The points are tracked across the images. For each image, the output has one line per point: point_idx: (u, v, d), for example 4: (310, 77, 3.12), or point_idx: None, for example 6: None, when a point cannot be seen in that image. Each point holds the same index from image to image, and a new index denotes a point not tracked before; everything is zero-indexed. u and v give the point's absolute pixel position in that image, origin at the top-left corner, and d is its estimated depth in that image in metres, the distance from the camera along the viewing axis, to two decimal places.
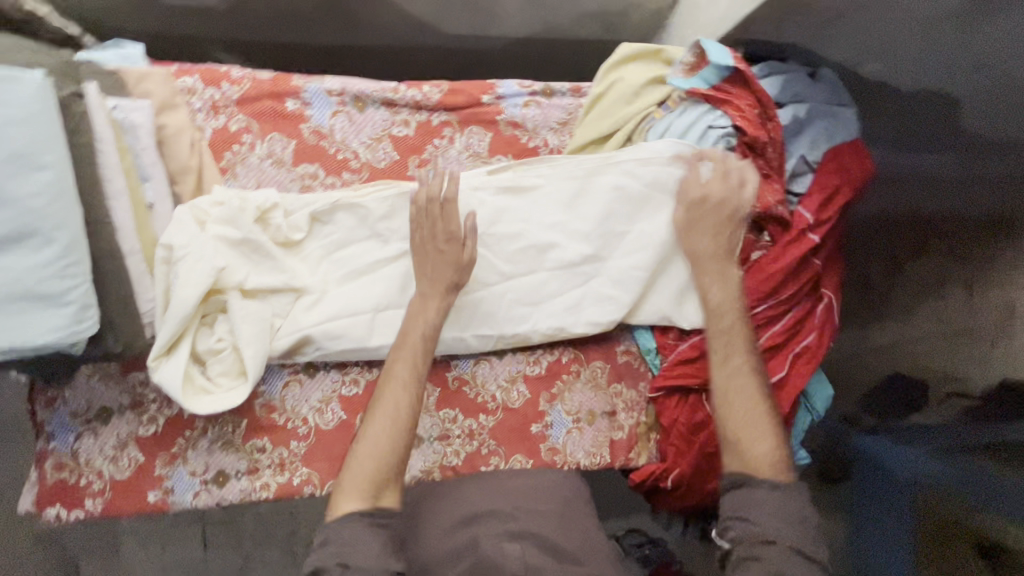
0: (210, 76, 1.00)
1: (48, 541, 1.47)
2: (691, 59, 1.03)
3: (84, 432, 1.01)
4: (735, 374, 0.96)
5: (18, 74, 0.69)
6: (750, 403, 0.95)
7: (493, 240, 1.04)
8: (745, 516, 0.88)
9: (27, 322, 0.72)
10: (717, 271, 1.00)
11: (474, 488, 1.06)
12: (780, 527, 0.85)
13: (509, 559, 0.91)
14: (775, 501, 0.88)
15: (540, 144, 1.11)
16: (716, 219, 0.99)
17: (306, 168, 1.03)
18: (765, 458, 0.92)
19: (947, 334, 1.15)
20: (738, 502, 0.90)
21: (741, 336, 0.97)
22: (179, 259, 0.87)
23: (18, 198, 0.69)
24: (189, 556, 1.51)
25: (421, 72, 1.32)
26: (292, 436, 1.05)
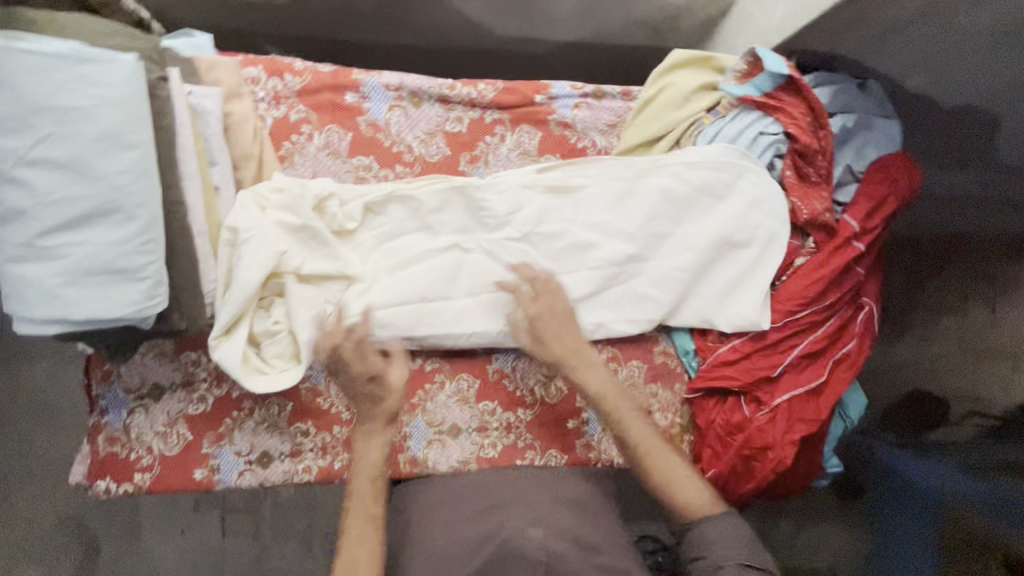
0: (274, 67, 1.03)
1: (76, 520, 1.53)
2: (743, 67, 1.05)
3: (136, 408, 1.03)
4: (649, 450, 0.96)
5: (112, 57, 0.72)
6: (673, 463, 0.96)
7: (539, 237, 1.06)
8: (699, 554, 0.90)
9: (101, 296, 0.74)
10: (584, 361, 1.00)
11: (479, 487, 1.04)
12: (731, 551, 0.88)
13: (531, 544, 0.85)
14: (720, 529, 0.91)
15: (588, 145, 1.13)
16: (564, 318, 1.01)
17: (361, 160, 1.05)
18: (697, 502, 0.93)
19: (969, 354, 1.13)
20: (692, 544, 0.91)
21: (625, 406, 0.98)
22: (243, 242, 0.90)
23: (104, 175, 0.72)
24: (208, 543, 1.55)
25: (466, 72, 1.35)
26: (335, 421, 1.07)
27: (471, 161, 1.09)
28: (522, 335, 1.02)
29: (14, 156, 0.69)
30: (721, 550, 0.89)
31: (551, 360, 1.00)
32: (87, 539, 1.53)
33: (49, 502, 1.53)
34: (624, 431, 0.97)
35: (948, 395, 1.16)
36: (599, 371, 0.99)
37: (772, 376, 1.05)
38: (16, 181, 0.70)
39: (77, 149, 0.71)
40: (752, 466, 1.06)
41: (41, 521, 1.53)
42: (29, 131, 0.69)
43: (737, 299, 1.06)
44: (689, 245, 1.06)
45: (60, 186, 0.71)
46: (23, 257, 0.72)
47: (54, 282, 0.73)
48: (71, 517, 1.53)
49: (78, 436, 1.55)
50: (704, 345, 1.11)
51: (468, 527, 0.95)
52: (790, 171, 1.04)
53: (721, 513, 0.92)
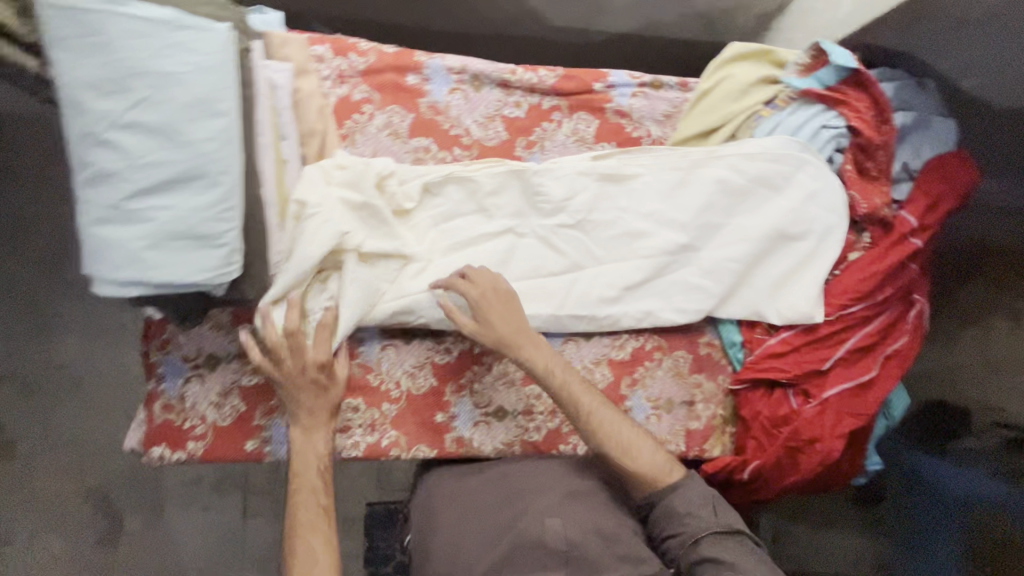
0: (339, 46, 1.04)
1: (99, 496, 1.55)
2: (806, 60, 1.07)
3: (192, 376, 1.04)
4: (603, 426, 0.99)
5: (206, 25, 0.74)
6: (628, 434, 1.00)
7: (591, 225, 1.07)
8: (673, 532, 0.97)
9: (178, 259, 0.76)
10: (531, 338, 1.00)
11: (482, 482, 1.08)
12: (701, 519, 0.95)
13: (550, 533, 0.99)
14: (687, 498, 0.97)
15: (644, 135, 1.14)
16: (504, 299, 1.00)
17: (420, 142, 1.06)
18: (655, 467, 1.00)
19: (985, 364, 1.20)
20: (663, 520, 0.98)
21: (574, 379, 1.00)
22: (309, 216, 0.92)
23: (193, 140, 0.74)
24: (231, 523, 1.57)
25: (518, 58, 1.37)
26: (384, 398, 1.08)
27: (528, 146, 1.10)
28: (460, 317, 0.98)
29: (108, 119, 0.71)
30: (692, 519, 0.96)
31: (496, 343, 0.98)
32: (112, 514, 1.55)
33: (76, 475, 1.55)
34: (578, 408, 0.99)
35: (966, 406, 1.22)
36: (544, 347, 1.00)
37: (823, 369, 1.07)
38: (108, 144, 0.72)
39: (169, 114, 0.72)
40: (798, 460, 1.07)
41: (68, 494, 1.54)
42: (125, 95, 0.71)
43: (788, 291, 1.08)
44: (741, 236, 1.07)
45: (150, 150, 0.73)
46: (109, 219, 0.74)
47: (138, 245, 0.74)
48: (97, 491, 1.55)
49: (108, 411, 1.56)
50: (751, 338, 1.12)
51: (487, 516, 1.05)
52: (850, 164, 1.07)
53: (679, 478, 1.00)
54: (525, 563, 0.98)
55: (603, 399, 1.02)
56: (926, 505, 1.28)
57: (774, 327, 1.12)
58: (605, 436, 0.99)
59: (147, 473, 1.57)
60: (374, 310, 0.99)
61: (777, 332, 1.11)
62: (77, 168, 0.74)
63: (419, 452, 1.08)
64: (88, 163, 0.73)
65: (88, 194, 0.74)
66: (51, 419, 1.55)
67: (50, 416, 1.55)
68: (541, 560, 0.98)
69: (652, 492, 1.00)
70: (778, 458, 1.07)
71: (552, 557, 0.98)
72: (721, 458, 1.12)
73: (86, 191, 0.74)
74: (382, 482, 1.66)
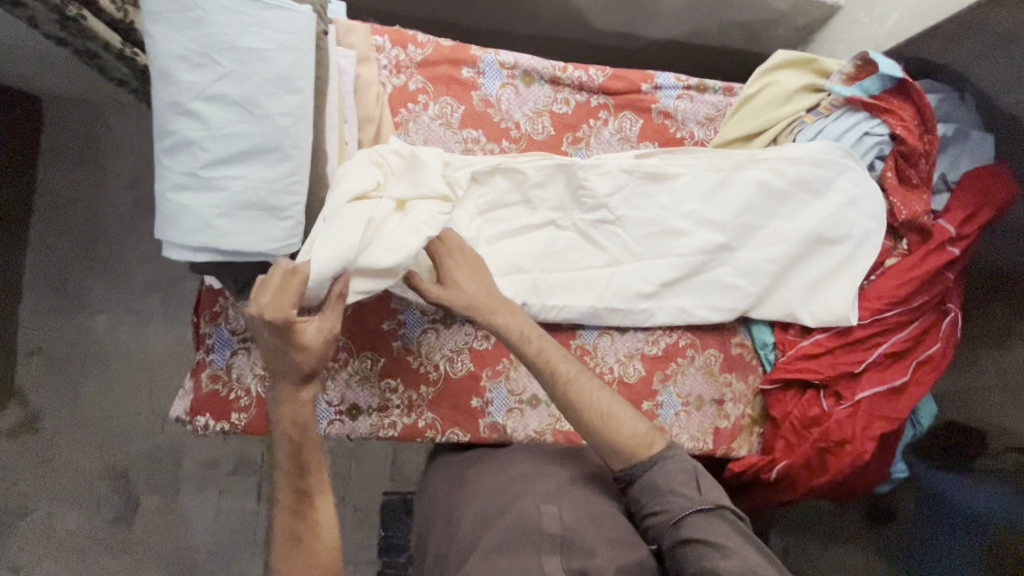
0: (398, 37, 1.08)
1: (117, 474, 1.56)
2: (850, 69, 1.11)
3: (239, 349, 1.06)
4: (581, 393, 0.91)
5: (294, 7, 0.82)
6: (608, 401, 0.92)
7: (629, 221, 1.09)
8: (655, 510, 0.88)
9: (249, 229, 0.80)
10: (503, 301, 0.95)
11: (484, 474, 1.03)
12: (684, 498, 0.86)
13: (546, 518, 0.89)
14: (671, 474, 0.88)
15: (686, 136, 1.19)
16: (472, 262, 0.96)
17: (470, 133, 1.10)
18: (636, 436, 0.91)
19: (1003, 388, 1.17)
20: (644, 498, 0.89)
21: (550, 346, 0.94)
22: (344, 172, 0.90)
23: (271, 115, 0.80)
24: (245, 508, 1.58)
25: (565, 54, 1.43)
26: (423, 380, 1.10)
27: (574, 142, 1.14)
28: (427, 285, 0.92)
29: (194, 90, 0.77)
30: (675, 496, 0.87)
31: (464, 306, 0.92)
32: (129, 492, 1.56)
33: (97, 452, 1.56)
34: (554, 374, 0.92)
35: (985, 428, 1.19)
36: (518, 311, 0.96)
37: (856, 371, 1.10)
38: (192, 113, 0.78)
39: (251, 89, 0.79)
40: (826, 459, 1.09)
41: (87, 470, 1.55)
42: (212, 68, 0.78)
43: (823, 293, 1.10)
44: (779, 239, 1.10)
45: (230, 122, 0.79)
46: (185, 185, 0.79)
47: (210, 213, 0.79)
48: (116, 469, 1.56)
49: (133, 389, 1.58)
50: (784, 340, 1.14)
51: (477, 498, 0.98)
52: (892, 172, 1.09)
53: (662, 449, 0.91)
54: (525, 547, 0.86)
55: (581, 368, 0.95)
56: (946, 524, 1.27)
57: (806, 329, 1.15)
58: (584, 402, 0.91)
59: (167, 453, 1.58)
60: (390, 251, 0.85)
61: (811, 335, 1.13)
62: (160, 137, 0.80)
63: (454, 434, 1.10)
64: (172, 132, 0.78)
65: (168, 162, 0.79)
66: (76, 394, 1.56)
67: (76, 392, 1.56)
68: (537, 545, 0.86)
69: (632, 464, 0.90)
70: (807, 456, 1.09)
71: (549, 541, 0.87)
72: (749, 457, 1.14)
73: (166, 159, 0.80)
74: (396, 475, 1.63)
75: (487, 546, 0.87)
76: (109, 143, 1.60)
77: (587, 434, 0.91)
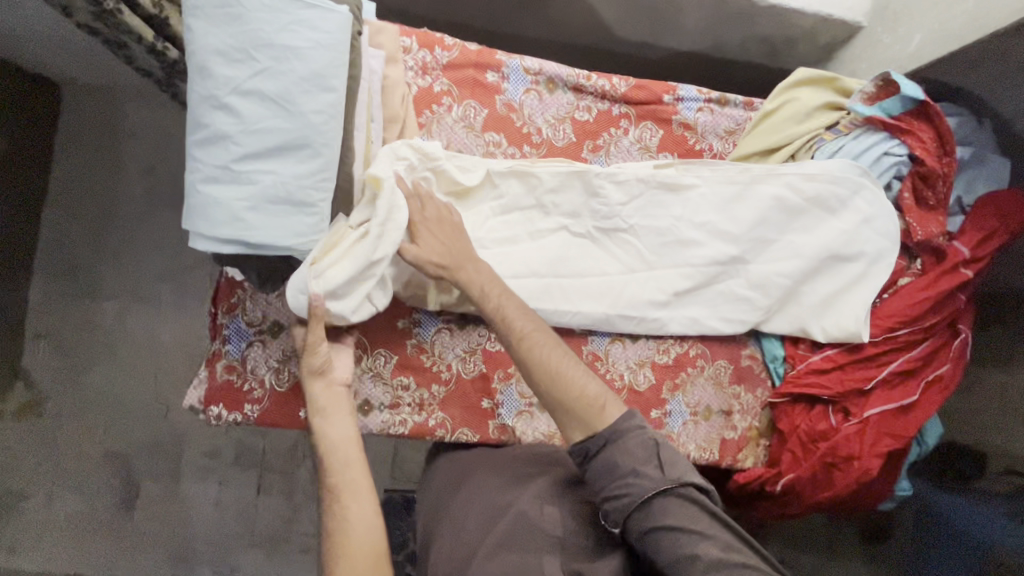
0: (425, 39, 1.09)
1: (118, 460, 1.57)
2: (871, 89, 1.11)
3: (254, 341, 1.07)
4: (533, 346, 0.89)
5: (332, 7, 0.84)
6: (563, 359, 0.89)
7: (644, 230, 1.10)
8: (617, 494, 0.80)
9: (278, 223, 0.82)
10: (468, 260, 0.95)
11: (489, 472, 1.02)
12: (648, 479, 0.79)
13: (548, 521, 0.90)
14: (630, 452, 0.81)
15: (705, 148, 1.21)
16: (447, 228, 0.96)
17: (492, 137, 1.11)
18: (589, 398, 0.86)
19: (1005, 410, 1.18)
20: (603, 480, 0.81)
21: (509, 303, 0.93)
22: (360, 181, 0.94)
23: (304, 112, 0.82)
24: (244, 498, 1.59)
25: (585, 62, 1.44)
26: (435, 380, 1.10)
27: (594, 150, 1.15)
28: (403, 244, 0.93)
29: (230, 84, 0.79)
30: (638, 478, 0.79)
31: (436, 261, 0.93)
32: (130, 478, 1.57)
33: (100, 438, 1.56)
34: (507, 330, 0.90)
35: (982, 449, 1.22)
36: (483, 270, 0.95)
37: (864, 389, 1.11)
38: (227, 107, 0.79)
39: (286, 85, 0.81)
40: (832, 475, 1.10)
41: (89, 455, 1.56)
42: (249, 63, 0.79)
43: (835, 309, 1.11)
44: (794, 254, 1.11)
45: (265, 117, 0.80)
46: (216, 178, 0.80)
47: (240, 206, 0.80)
48: (118, 456, 1.57)
49: (139, 377, 1.59)
50: (794, 354, 1.15)
51: (477, 497, 0.98)
52: (908, 192, 1.11)
53: (617, 419, 0.84)
54: (527, 547, 0.88)
55: (540, 326, 0.92)
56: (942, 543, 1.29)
57: (816, 344, 1.16)
58: (536, 360, 0.88)
59: (169, 442, 1.59)
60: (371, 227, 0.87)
61: (821, 350, 1.14)
62: (193, 129, 0.81)
63: (463, 435, 1.10)
64: (204, 125, 0.80)
65: (199, 155, 0.81)
66: (83, 379, 1.57)
67: (81, 376, 1.57)
68: (539, 547, 0.88)
69: (588, 435, 0.84)
70: (813, 471, 1.10)
71: (549, 541, 0.88)
72: (754, 469, 1.15)
73: (197, 151, 0.81)
74: (396, 472, 1.64)
75: (492, 544, 0.89)
76: (125, 131, 1.60)
77: (541, 396, 0.88)
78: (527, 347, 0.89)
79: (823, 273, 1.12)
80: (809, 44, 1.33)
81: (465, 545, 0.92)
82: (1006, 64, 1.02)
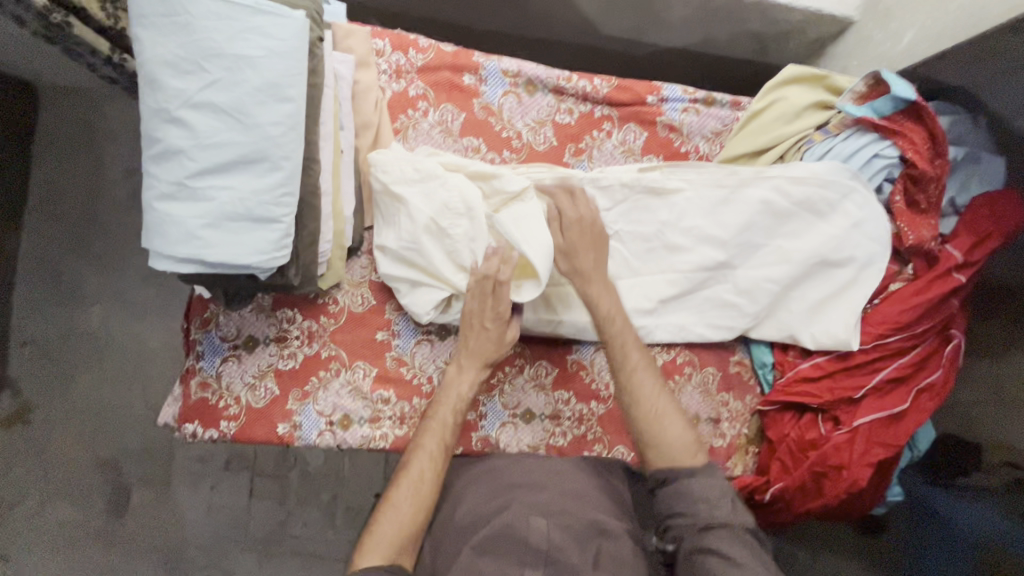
0: (399, 41, 1.06)
1: (109, 466, 1.54)
2: (861, 89, 1.08)
3: (229, 356, 1.03)
4: (646, 375, 0.94)
5: (287, 13, 0.80)
6: (664, 395, 0.94)
7: (628, 236, 1.06)
8: (682, 511, 0.85)
9: (238, 239, 0.78)
10: (604, 281, 0.97)
11: (474, 482, 0.98)
12: (717, 510, 0.84)
13: (534, 531, 0.86)
14: (706, 485, 0.86)
15: (691, 149, 1.18)
16: (593, 238, 0.97)
17: (470, 141, 1.07)
18: (682, 441, 0.91)
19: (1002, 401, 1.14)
20: (672, 499, 0.87)
21: (631, 335, 0.97)
22: (391, 192, 0.99)
23: (260, 124, 0.78)
24: (236, 503, 1.57)
25: (570, 55, 1.40)
26: (416, 393, 1.06)
27: (576, 154, 1.12)
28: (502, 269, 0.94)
29: (181, 97, 0.75)
30: (706, 505, 0.84)
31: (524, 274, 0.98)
32: (120, 486, 1.54)
33: (88, 445, 1.54)
34: (624, 361, 0.95)
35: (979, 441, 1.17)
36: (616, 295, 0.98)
37: (855, 397, 1.08)
38: (179, 122, 0.76)
39: (239, 97, 0.77)
40: (822, 484, 1.07)
41: (79, 463, 1.53)
42: (200, 75, 0.75)
43: (825, 316, 1.09)
44: (783, 258, 1.08)
45: (218, 131, 0.77)
46: (172, 196, 0.77)
47: (195, 224, 0.76)
48: (108, 463, 1.54)
49: (127, 385, 1.56)
50: (783, 361, 1.13)
51: (468, 504, 0.94)
52: (899, 196, 1.08)
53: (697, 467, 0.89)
54: (508, 557, 0.84)
55: (651, 362, 0.96)
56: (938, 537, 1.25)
57: (806, 351, 1.13)
58: (641, 394, 0.93)
59: (160, 449, 1.57)
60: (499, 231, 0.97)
61: (811, 356, 1.12)
62: (147, 145, 0.78)
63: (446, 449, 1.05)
64: (158, 140, 0.76)
65: (155, 171, 0.77)
66: (69, 386, 1.54)
67: (68, 381, 1.54)
68: (520, 558, 0.83)
69: (669, 467, 0.90)
70: (803, 480, 1.07)
71: (532, 555, 0.83)
72: (744, 476, 1.12)
73: (153, 168, 0.78)
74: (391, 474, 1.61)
75: (471, 548, 0.86)
76: (103, 131, 1.56)
77: (634, 424, 0.93)
78: (642, 376, 0.94)
79: (812, 276, 1.09)
80: (798, 40, 1.30)
81: (448, 551, 0.89)
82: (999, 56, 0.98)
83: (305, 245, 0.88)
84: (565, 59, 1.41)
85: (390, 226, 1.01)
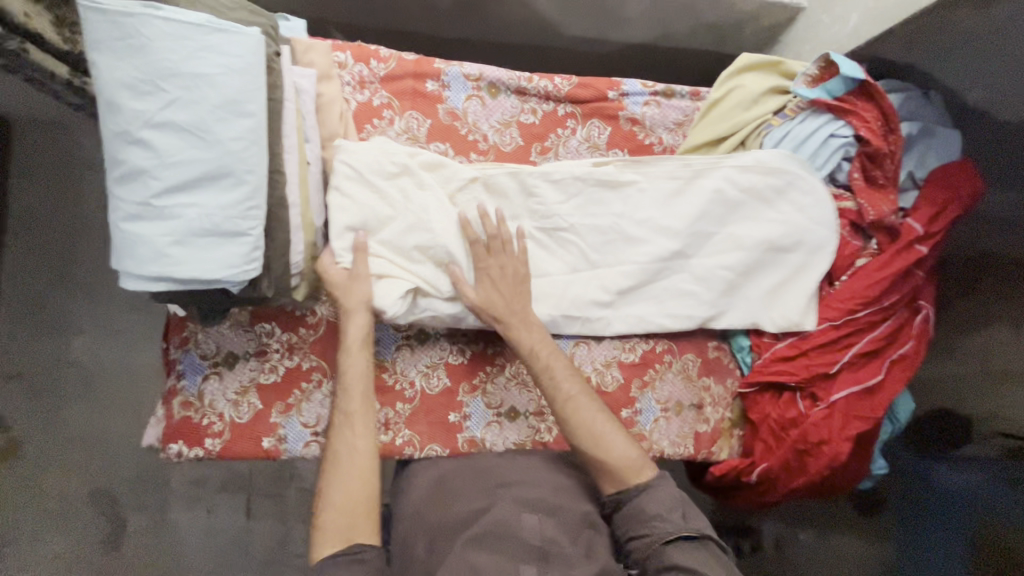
0: (361, 53, 1.07)
1: (102, 497, 1.52)
2: (814, 72, 1.11)
3: (210, 374, 1.03)
4: (576, 400, 0.96)
5: (242, 30, 0.81)
6: (600, 417, 0.96)
7: (585, 229, 1.07)
8: (641, 533, 0.90)
9: (206, 256, 0.79)
10: (522, 316, 1.00)
11: (461, 478, 1.00)
12: (669, 522, 0.88)
13: (525, 528, 0.92)
14: (657, 500, 0.91)
15: (656, 142, 1.20)
16: (507, 278, 1.01)
17: (437, 146, 1.09)
18: (628, 461, 0.94)
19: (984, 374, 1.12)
20: (631, 521, 0.92)
21: (558, 363, 0.98)
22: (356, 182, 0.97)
23: (221, 140, 0.79)
24: (234, 525, 1.57)
25: (537, 55, 1.43)
26: (399, 398, 1.04)
27: (542, 152, 1.14)
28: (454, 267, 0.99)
29: (142, 118, 0.76)
30: (660, 522, 0.89)
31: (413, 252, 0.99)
32: (116, 516, 1.52)
33: (80, 477, 1.51)
34: (555, 390, 0.96)
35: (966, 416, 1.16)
36: (535, 329, 1.00)
37: (831, 372, 1.10)
38: (141, 143, 0.77)
39: (199, 114, 0.78)
40: (805, 462, 1.09)
41: (69, 496, 1.50)
42: (158, 95, 0.76)
43: (781, 300, 1.12)
44: (735, 245, 1.10)
45: (181, 149, 0.78)
46: (138, 216, 0.78)
47: (163, 242, 0.77)
48: (101, 494, 1.52)
49: (118, 414, 1.56)
50: (759, 343, 1.15)
51: (455, 504, 0.97)
52: (858, 173, 1.12)
53: (652, 479, 0.94)
54: (503, 552, 0.89)
55: (584, 388, 0.98)
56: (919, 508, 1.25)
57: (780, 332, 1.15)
58: (578, 422, 0.95)
59: (153, 477, 1.56)
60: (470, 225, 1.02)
61: (784, 338, 1.14)
62: (110, 166, 0.78)
63: (435, 452, 1.03)
64: (121, 162, 0.77)
65: (119, 193, 0.78)
66: (58, 419, 1.52)
67: (57, 415, 1.52)
68: (517, 553, 0.89)
69: (620, 489, 0.94)
70: (786, 458, 1.09)
71: (526, 549, 0.90)
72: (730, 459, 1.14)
73: (117, 190, 0.78)
74: None
75: (463, 542, 0.89)
76: (79, 162, 1.56)
77: (582, 454, 0.96)
78: (572, 401, 0.96)
79: (761, 263, 1.12)
80: (755, 28, 1.33)
81: (443, 545, 0.92)
82: (941, 32, 1.01)
83: (276, 257, 0.89)
84: (530, 59, 1.44)
85: (382, 227, 0.98)
